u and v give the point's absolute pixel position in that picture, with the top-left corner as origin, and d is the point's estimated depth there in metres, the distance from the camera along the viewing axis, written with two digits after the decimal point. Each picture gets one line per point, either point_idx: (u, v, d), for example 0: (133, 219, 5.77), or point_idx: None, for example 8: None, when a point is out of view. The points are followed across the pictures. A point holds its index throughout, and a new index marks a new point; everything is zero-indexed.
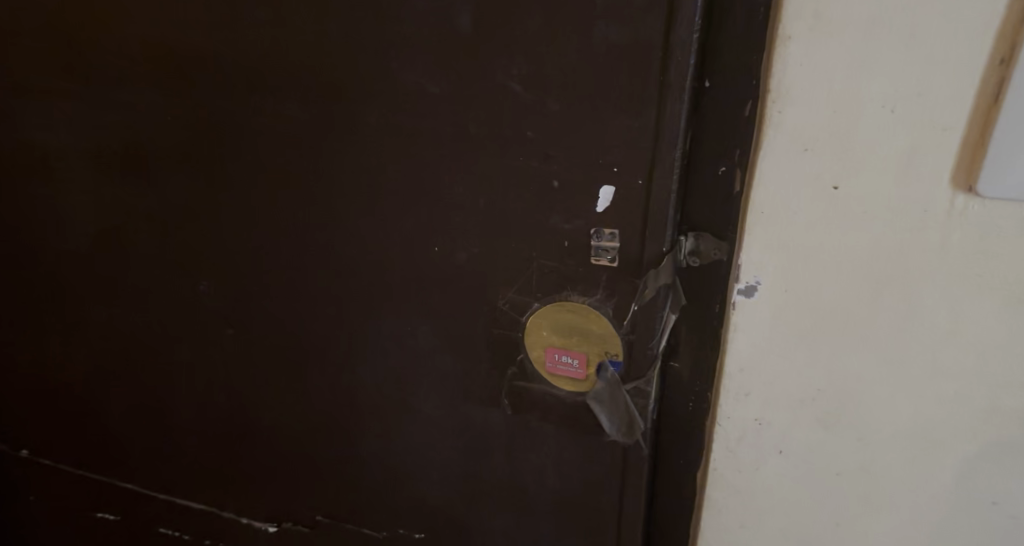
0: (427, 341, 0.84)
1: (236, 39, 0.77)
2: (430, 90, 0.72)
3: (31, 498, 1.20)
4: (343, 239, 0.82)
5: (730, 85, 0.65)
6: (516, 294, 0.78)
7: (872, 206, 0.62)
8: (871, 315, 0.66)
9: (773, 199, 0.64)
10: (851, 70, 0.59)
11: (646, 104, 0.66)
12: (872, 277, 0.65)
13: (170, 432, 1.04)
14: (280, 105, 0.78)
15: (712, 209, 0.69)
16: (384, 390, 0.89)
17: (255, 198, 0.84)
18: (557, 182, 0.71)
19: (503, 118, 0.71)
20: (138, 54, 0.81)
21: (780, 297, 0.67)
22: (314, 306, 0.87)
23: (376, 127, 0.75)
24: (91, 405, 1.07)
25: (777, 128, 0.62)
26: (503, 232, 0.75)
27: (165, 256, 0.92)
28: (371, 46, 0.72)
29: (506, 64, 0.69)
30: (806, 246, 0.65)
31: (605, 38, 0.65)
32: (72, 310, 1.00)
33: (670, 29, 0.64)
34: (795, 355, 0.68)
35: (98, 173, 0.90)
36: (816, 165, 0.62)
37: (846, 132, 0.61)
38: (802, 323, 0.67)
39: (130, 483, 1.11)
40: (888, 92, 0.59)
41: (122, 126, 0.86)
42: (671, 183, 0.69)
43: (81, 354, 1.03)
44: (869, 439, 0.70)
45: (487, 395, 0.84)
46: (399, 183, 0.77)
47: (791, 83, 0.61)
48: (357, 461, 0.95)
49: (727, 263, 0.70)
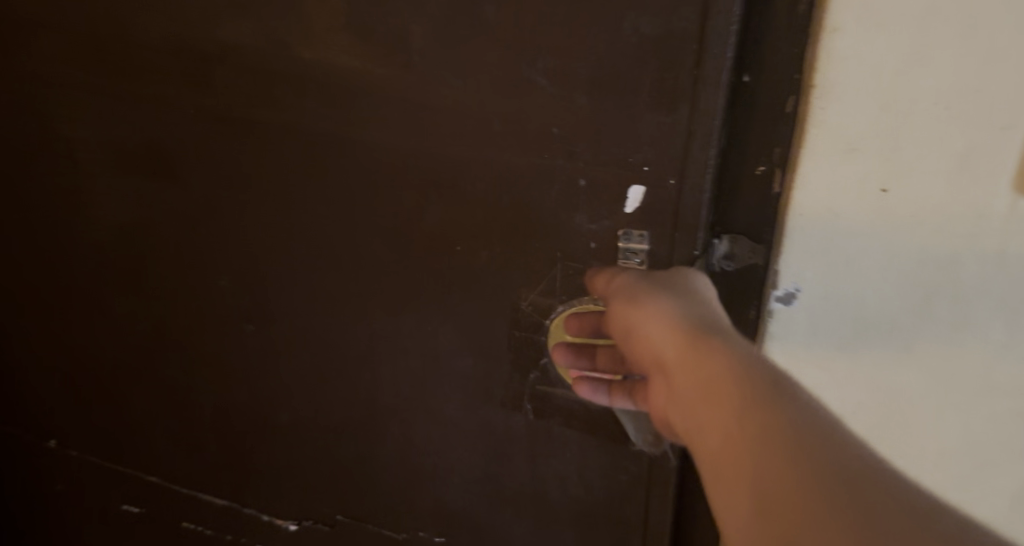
0: (448, 341, 0.82)
1: (258, 31, 0.75)
2: (454, 84, 0.70)
3: (56, 488, 1.20)
4: (365, 236, 0.80)
5: (772, 79, 0.63)
6: (540, 296, 0.76)
7: (922, 210, 0.60)
8: (917, 326, 0.64)
9: (815, 202, 0.62)
10: (903, 64, 0.56)
11: (679, 100, 0.64)
12: (921, 286, 0.62)
13: (192, 427, 1.04)
14: (302, 99, 0.76)
15: (751, 212, 0.67)
16: (404, 392, 0.87)
17: (276, 193, 0.82)
18: (584, 181, 0.69)
19: (529, 115, 0.68)
20: (159, 45, 0.80)
21: (819, 304, 0.65)
22: (335, 305, 0.86)
23: (399, 122, 0.73)
24: (114, 398, 1.06)
25: (821, 126, 0.60)
26: (527, 232, 0.73)
27: (187, 251, 0.90)
28: (394, 38, 0.70)
29: (532, 57, 0.66)
30: (848, 252, 0.62)
31: (636, 30, 0.62)
32: (92, 304, 0.99)
33: (705, 21, 0.61)
34: (834, 366, 0.67)
35: (120, 165, 0.88)
36: (863, 166, 0.60)
37: (895, 131, 0.58)
38: (842, 333, 0.66)
39: (154, 477, 1.11)
40: (941, 88, 0.56)
41: (145, 119, 0.85)
42: (704, 183, 0.66)
43: (103, 348, 1.02)
44: (914, 457, 0.69)
45: (509, 398, 0.82)
46: (422, 179, 0.75)
47: (837, 78, 0.58)
48: (378, 462, 0.94)
49: (764, 268, 0.68)
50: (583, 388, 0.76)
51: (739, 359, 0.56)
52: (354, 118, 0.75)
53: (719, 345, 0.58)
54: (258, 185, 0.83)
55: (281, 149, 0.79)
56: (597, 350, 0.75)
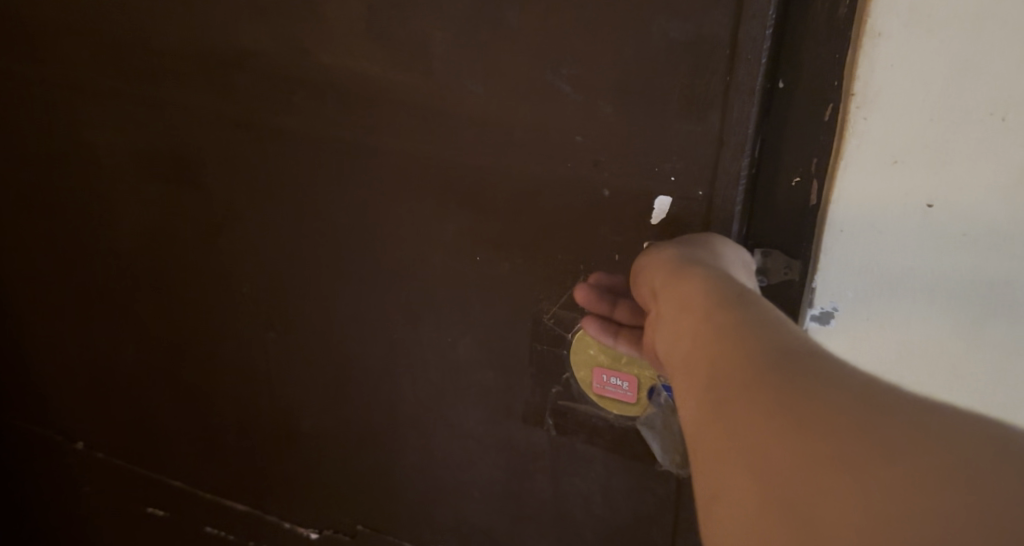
0: (470, 353, 0.80)
1: (277, 35, 0.73)
2: (475, 90, 0.68)
3: (84, 490, 1.19)
4: (385, 242, 0.78)
5: (810, 87, 0.61)
6: (562, 309, 0.73)
7: (973, 227, 0.58)
8: (969, 348, 0.62)
9: (855, 217, 0.61)
10: (952, 72, 0.54)
11: (709, 107, 0.61)
12: (973, 308, 0.60)
13: (213, 433, 1.03)
14: (321, 104, 0.75)
15: (787, 226, 0.65)
16: (424, 403, 0.86)
17: (295, 199, 0.81)
18: (609, 191, 0.67)
19: (553, 122, 0.66)
20: (180, 49, 0.79)
21: (861, 324, 0.63)
22: (356, 313, 0.84)
23: (419, 128, 0.72)
24: (138, 402, 1.05)
25: (860, 136, 0.58)
26: (550, 244, 0.71)
27: (209, 257, 0.89)
28: (414, 43, 0.68)
29: (555, 63, 0.64)
30: (894, 271, 0.61)
31: (664, 34, 0.60)
32: (117, 310, 0.99)
33: (738, 24, 0.58)
34: None
35: (142, 170, 0.88)
36: (907, 180, 0.58)
37: (943, 142, 0.56)
38: (886, 359, 0.64)
39: (178, 481, 1.10)
40: (996, 96, 0.54)
41: (166, 124, 0.84)
42: (736, 194, 0.63)
43: (127, 352, 1.02)
44: None
45: (531, 413, 0.80)
46: (443, 187, 0.73)
47: (879, 86, 0.56)
48: (399, 472, 0.92)
49: (799, 284, 0.65)
50: (591, 326, 0.71)
51: (719, 280, 0.51)
52: (374, 125, 0.73)
53: (705, 270, 0.53)
54: (279, 191, 0.81)
55: (302, 155, 0.78)
56: (619, 301, 0.70)
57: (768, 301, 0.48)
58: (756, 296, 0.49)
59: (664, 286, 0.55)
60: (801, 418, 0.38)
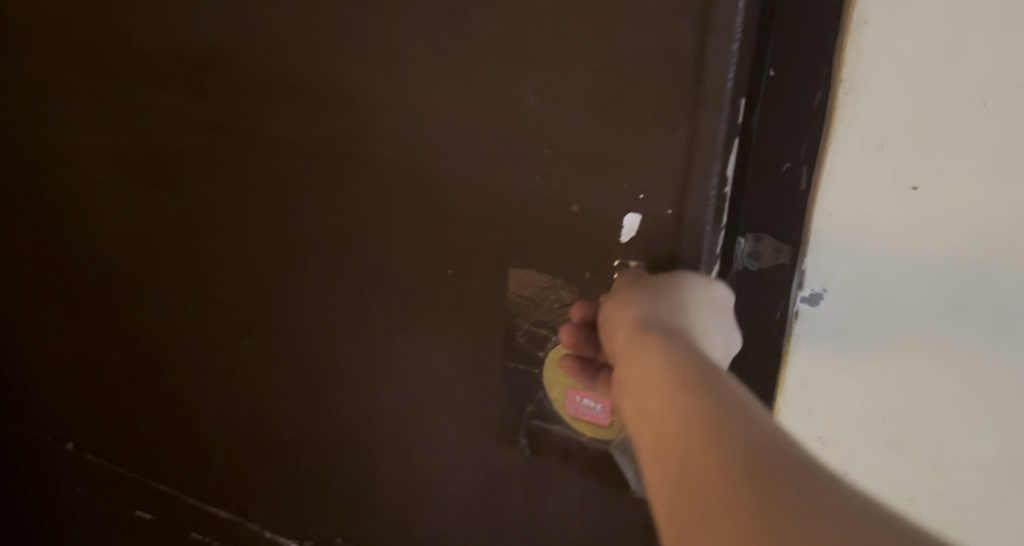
0: (443, 368, 0.78)
1: (247, 40, 0.71)
2: (443, 99, 0.65)
3: (74, 490, 1.17)
4: (357, 253, 0.76)
5: (799, 77, 0.59)
6: (534, 326, 0.71)
7: (956, 210, 0.59)
8: (949, 330, 0.63)
9: (844, 202, 0.61)
10: (936, 59, 0.55)
11: (677, 121, 0.59)
12: (955, 290, 0.61)
13: (196, 439, 1.00)
14: (292, 110, 0.72)
15: (776, 212, 0.63)
16: (400, 416, 0.83)
17: (274, 203, 0.78)
18: (577, 208, 0.64)
19: (521, 135, 0.64)
20: (156, 47, 0.76)
21: (849, 306, 0.64)
22: (330, 323, 0.82)
23: (389, 137, 0.69)
24: (122, 405, 1.03)
25: (848, 123, 0.59)
26: (521, 259, 0.69)
27: (190, 262, 0.87)
28: (381, 50, 0.66)
29: (521, 73, 0.62)
30: (880, 253, 0.61)
31: (633, 44, 0.58)
32: (100, 313, 0.96)
33: (704, 38, 0.56)
34: (863, 375, 0.66)
35: (121, 171, 0.85)
36: (893, 164, 0.59)
37: (927, 128, 0.57)
38: (874, 339, 0.64)
39: (164, 485, 1.07)
40: (977, 83, 0.55)
41: (145, 124, 0.81)
42: (705, 214, 0.61)
43: (110, 355, 0.99)
44: (944, 464, 0.67)
45: (505, 432, 0.78)
46: (413, 199, 0.71)
47: (865, 74, 0.57)
48: (376, 485, 0.90)
49: (789, 268, 0.64)
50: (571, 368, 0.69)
51: (688, 356, 0.51)
52: (343, 132, 0.71)
53: (674, 339, 0.52)
54: (252, 198, 0.79)
55: (272, 162, 0.76)
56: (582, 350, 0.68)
57: (738, 390, 0.48)
58: (726, 381, 0.48)
59: (627, 357, 0.54)
60: (820, 544, 0.38)
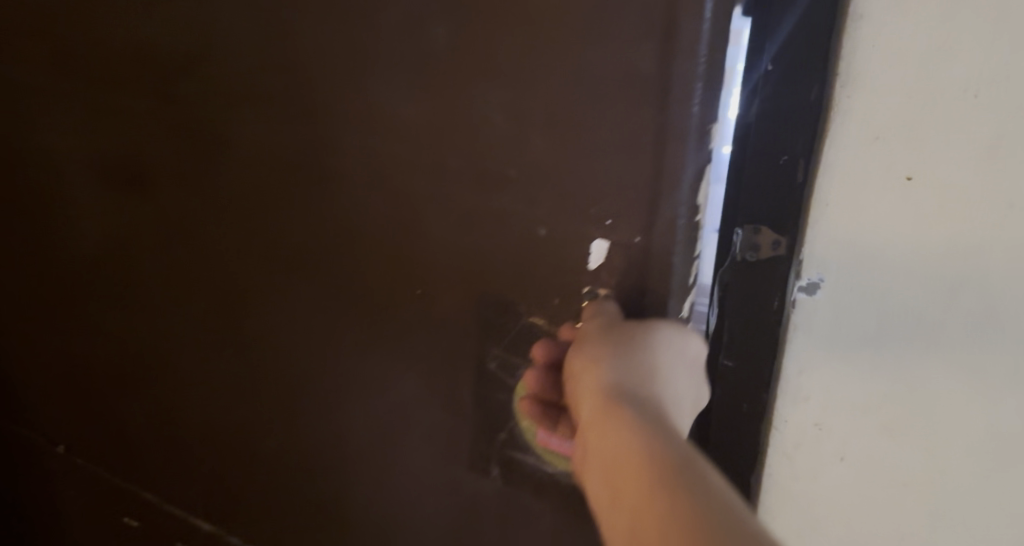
0: (413, 390, 0.75)
1: (212, 47, 0.69)
2: (407, 115, 0.63)
3: (67, 493, 1.14)
4: (323, 270, 0.73)
5: (800, 64, 0.53)
6: (505, 352, 0.68)
7: (951, 201, 0.54)
8: (942, 311, 0.58)
9: (838, 193, 0.56)
10: (933, 48, 0.51)
11: (644, 144, 0.56)
12: (949, 275, 0.56)
13: (180, 449, 0.96)
14: (259, 121, 0.70)
15: (773, 199, 0.57)
16: (371, 438, 0.80)
17: (248, 215, 0.75)
18: (544, 231, 0.62)
19: (485, 154, 0.61)
20: (129, 51, 0.73)
21: (844, 295, 0.59)
22: (298, 341, 0.79)
23: (352, 153, 0.67)
24: (109, 410, 1.00)
25: (843, 115, 0.54)
26: (490, 282, 0.66)
27: (167, 273, 0.84)
28: (343, 63, 0.63)
29: (484, 90, 0.59)
30: (874, 245, 0.56)
31: (596, 63, 0.55)
32: (83, 318, 0.94)
33: (668, 60, 0.53)
34: (858, 359, 0.60)
35: (100, 178, 0.82)
36: (887, 156, 0.54)
37: (924, 118, 0.52)
38: (867, 328, 0.59)
39: (152, 493, 1.04)
40: (974, 73, 0.51)
41: (122, 131, 0.78)
42: (674, 241, 0.58)
43: (98, 360, 0.96)
44: (938, 449, 0.62)
45: (477, 459, 0.75)
46: (378, 217, 0.68)
47: (858, 63, 0.52)
48: (349, 508, 0.87)
49: (786, 259, 0.58)
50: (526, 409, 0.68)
51: (663, 435, 0.49)
52: (307, 146, 0.68)
53: (649, 412, 0.51)
54: (223, 211, 0.76)
55: (239, 173, 0.73)
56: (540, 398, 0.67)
57: (714, 477, 0.47)
58: (703, 467, 0.47)
59: (601, 429, 0.52)
60: None
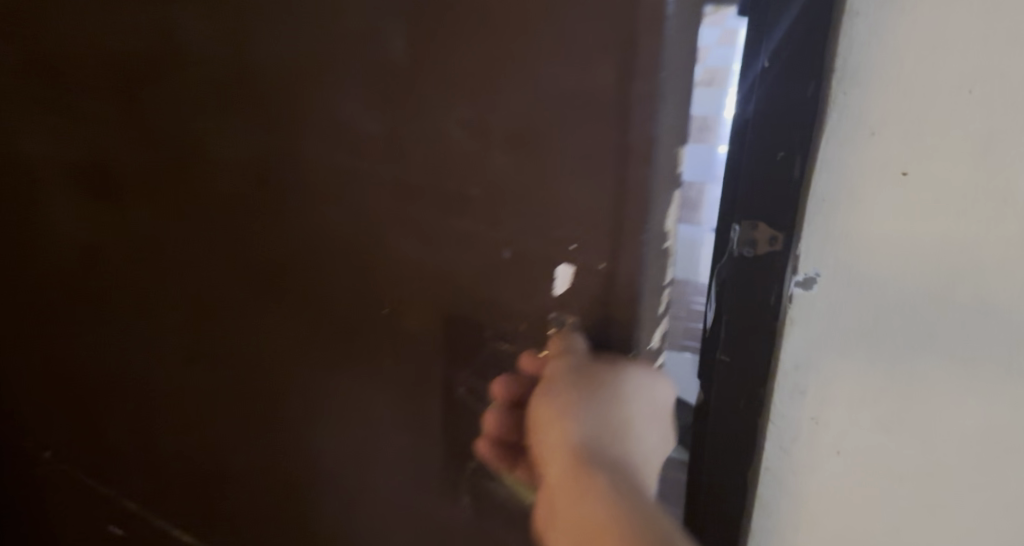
0: (382, 412, 0.72)
1: (178, 53, 0.66)
2: (368, 129, 0.60)
3: (53, 500, 1.12)
4: (290, 287, 0.71)
5: (797, 60, 0.53)
6: (471, 377, 0.65)
7: (946, 197, 0.54)
8: (938, 305, 0.56)
9: (834, 187, 0.55)
10: (926, 44, 0.51)
11: (606, 165, 0.53)
12: (945, 269, 0.55)
13: (158, 460, 0.93)
14: (226, 131, 0.67)
15: (771, 195, 0.56)
16: (342, 458, 0.78)
17: (217, 227, 0.72)
18: (508, 253, 0.59)
19: (447, 171, 0.58)
20: (97, 54, 0.71)
21: (841, 290, 0.58)
22: (268, 358, 0.76)
23: (314, 167, 0.64)
24: (89, 418, 0.97)
25: (838, 108, 0.54)
26: (456, 304, 0.63)
27: (138, 286, 0.81)
28: (304, 74, 0.61)
29: (445, 105, 0.56)
30: (870, 238, 0.56)
31: (556, 80, 0.52)
32: (59, 326, 0.91)
33: (627, 79, 0.50)
34: (856, 353, 0.59)
35: (73, 185, 0.80)
36: (883, 151, 0.54)
37: (919, 113, 0.52)
38: (864, 323, 0.58)
39: (133, 503, 1.01)
40: (967, 69, 0.51)
41: (92, 137, 0.76)
42: (640, 272, 0.55)
43: (75, 368, 0.93)
44: (935, 446, 0.60)
45: (446, 486, 0.72)
46: (343, 234, 0.65)
47: (853, 58, 0.52)
48: (319, 531, 0.84)
49: (784, 255, 0.57)
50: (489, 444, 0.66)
51: (641, 524, 0.49)
52: (271, 157, 0.66)
53: (624, 491, 0.51)
54: (193, 222, 0.74)
55: (208, 183, 0.71)
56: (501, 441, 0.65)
57: None
58: None
59: (574, 506, 0.51)
60: None
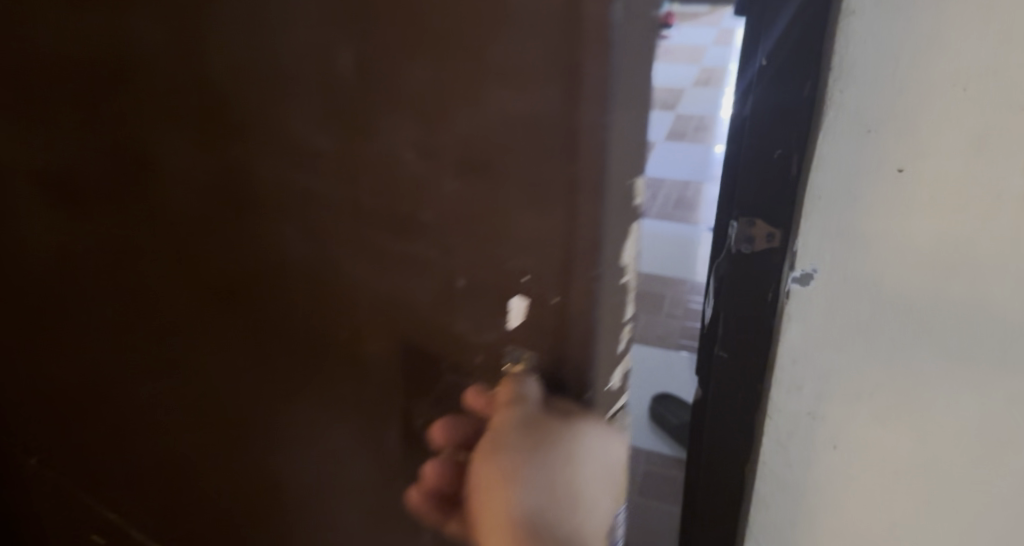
0: (342, 440, 0.70)
1: (136, 62, 0.63)
2: (319, 149, 0.57)
3: (40, 503, 1.09)
4: (250, 307, 0.68)
5: (795, 62, 0.55)
6: (428, 409, 0.62)
7: (940, 195, 0.56)
8: (935, 299, 0.60)
9: (831, 184, 0.58)
10: (922, 43, 0.53)
11: (556, 197, 0.50)
12: (941, 264, 0.58)
13: (135, 471, 0.90)
14: (185, 143, 0.64)
15: (766, 195, 0.59)
16: (306, 483, 0.75)
17: (181, 241, 0.70)
18: (462, 282, 0.56)
19: (399, 196, 0.56)
20: (56, 59, 0.68)
21: (837, 286, 0.61)
22: (230, 379, 0.74)
23: (270, 187, 0.61)
24: (67, 425, 0.93)
25: (837, 107, 0.56)
26: (411, 333, 0.60)
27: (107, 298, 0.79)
28: (256, 92, 0.58)
29: (393, 128, 0.54)
30: (868, 232, 0.59)
31: (504, 107, 0.49)
32: (34, 332, 0.88)
33: (575, 108, 0.47)
34: (851, 347, 0.63)
35: (42, 191, 0.77)
36: (879, 149, 0.56)
37: (913, 112, 0.55)
38: (860, 316, 0.62)
39: (114, 512, 0.97)
40: (963, 69, 0.53)
41: (56, 144, 0.73)
42: (594, 308, 0.52)
43: (54, 374, 0.90)
44: (927, 436, 0.65)
45: (405, 519, 0.69)
46: (299, 257, 0.63)
47: (852, 58, 0.54)
48: None
49: (781, 251, 0.61)
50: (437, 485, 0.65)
51: None
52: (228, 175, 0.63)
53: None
54: (158, 234, 0.71)
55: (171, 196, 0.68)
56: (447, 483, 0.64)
57: None
58: None
59: None
60: None
